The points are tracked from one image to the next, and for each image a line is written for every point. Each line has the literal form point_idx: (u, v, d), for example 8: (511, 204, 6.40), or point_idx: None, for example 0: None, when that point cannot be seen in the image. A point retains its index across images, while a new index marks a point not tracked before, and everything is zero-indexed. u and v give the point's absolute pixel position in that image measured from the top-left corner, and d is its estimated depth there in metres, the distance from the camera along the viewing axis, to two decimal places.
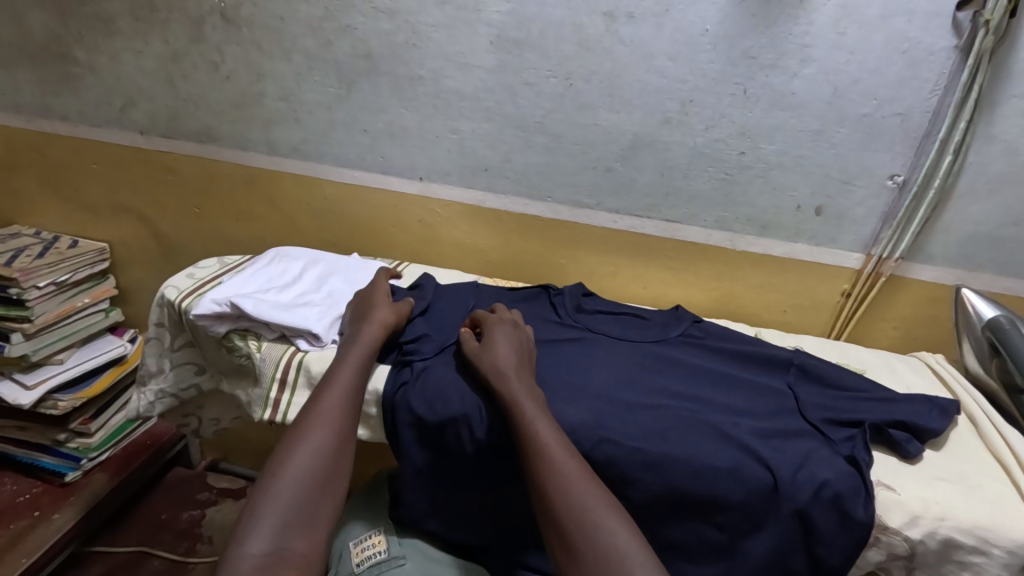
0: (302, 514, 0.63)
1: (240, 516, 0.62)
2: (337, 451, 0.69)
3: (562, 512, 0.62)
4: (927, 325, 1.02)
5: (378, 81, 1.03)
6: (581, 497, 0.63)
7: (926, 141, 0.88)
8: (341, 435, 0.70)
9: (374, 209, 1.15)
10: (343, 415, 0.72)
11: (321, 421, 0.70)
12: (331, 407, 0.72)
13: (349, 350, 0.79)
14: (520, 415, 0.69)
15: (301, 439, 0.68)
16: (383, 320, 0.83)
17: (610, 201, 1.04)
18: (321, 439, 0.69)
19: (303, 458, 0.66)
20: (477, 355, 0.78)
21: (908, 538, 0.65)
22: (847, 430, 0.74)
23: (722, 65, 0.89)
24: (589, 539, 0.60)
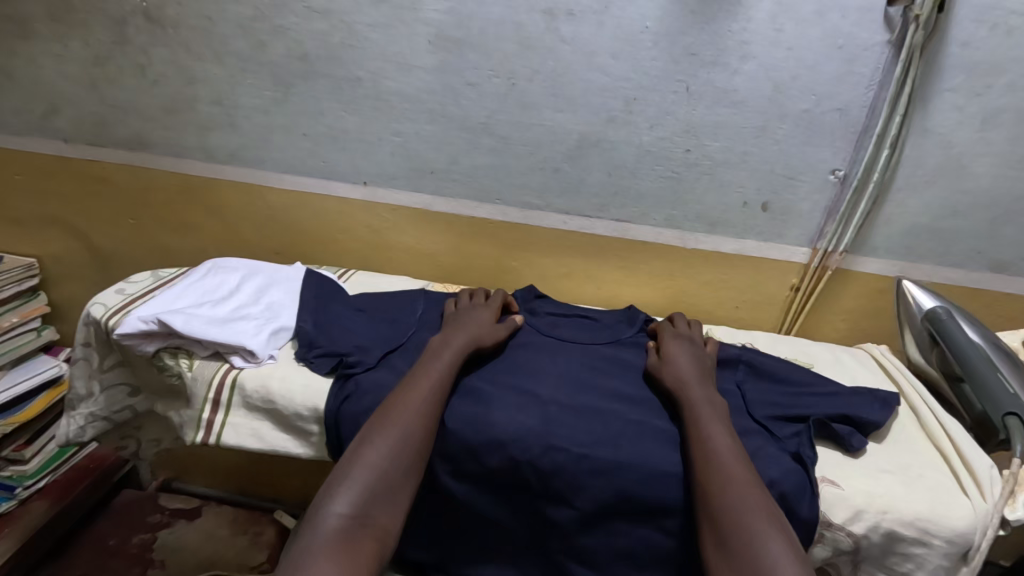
0: (382, 494, 0.63)
1: (325, 482, 0.63)
2: (423, 435, 0.68)
3: (722, 510, 0.61)
4: (875, 316, 1.03)
5: (316, 83, 0.99)
6: (745, 499, 0.61)
7: (864, 136, 0.89)
8: (429, 421, 0.70)
9: (319, 215, 1.11)
10: (435, 396, 0.72)
11: (417, 403, 0.70)
12: (425, 392, 0.71)
13: (444, 348, 0.78)
14: (694, 418, 0.70)
15: (387, 418, 0.69)
16: (475, 328, 0.83)
17: (560, 202, 1.02)
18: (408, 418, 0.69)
19: (391, 434, 0.67)
20: (663, 365, 0.79)
21: (852, 533, 0.66)
22: (794, 426, 0.74)
23: (664, 63, 0.88)
24: (744, 537, 0.58)
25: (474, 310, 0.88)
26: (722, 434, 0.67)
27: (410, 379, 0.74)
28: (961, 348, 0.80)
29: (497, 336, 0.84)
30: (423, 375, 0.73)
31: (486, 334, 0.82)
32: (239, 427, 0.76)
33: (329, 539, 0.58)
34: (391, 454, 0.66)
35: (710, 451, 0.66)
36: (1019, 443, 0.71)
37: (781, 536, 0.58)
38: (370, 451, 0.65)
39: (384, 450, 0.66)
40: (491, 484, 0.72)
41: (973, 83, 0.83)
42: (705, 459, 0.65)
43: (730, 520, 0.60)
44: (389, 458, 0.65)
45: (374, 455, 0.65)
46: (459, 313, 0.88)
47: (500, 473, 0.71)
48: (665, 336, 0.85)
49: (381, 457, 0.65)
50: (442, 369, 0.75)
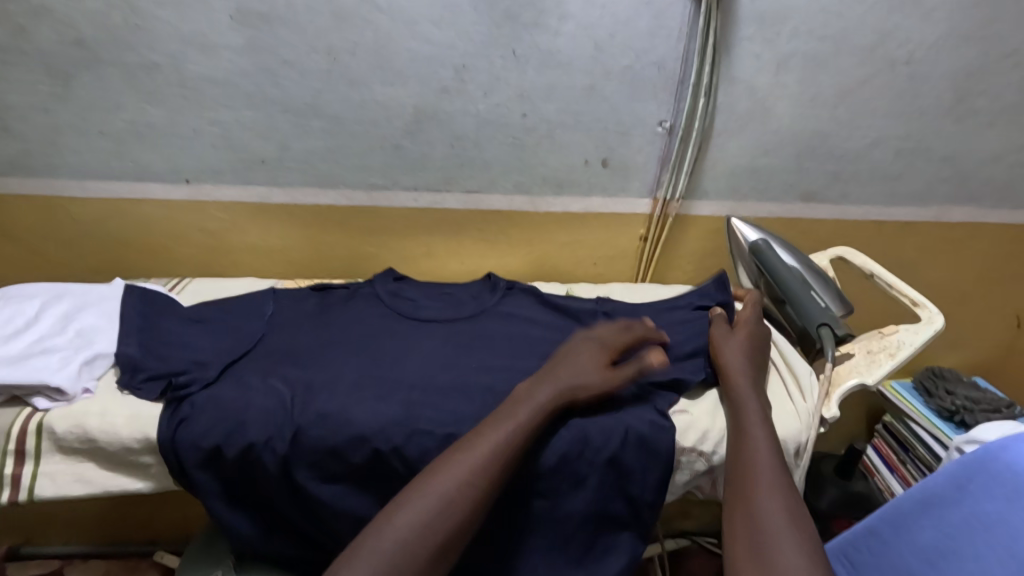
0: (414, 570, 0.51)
1: (352, 542, 0.53)
2: (474, 503, 0.56)
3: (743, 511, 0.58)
4: (714, 254, 1.12)
5: (102, 72, 0.86)
6: (762, 502, 0.58)
7: (682, 87, 0.94)
8: (484, 484, 0.57)
9: (140, 223, 0.99)
10: (494, 457, 0.59)
11: (474, 462, 0.58)
12: (490, 449, 0.60)
13: (534, 397, 0.66)
14: (741, 397, 0.71)
15: (433, 477, 0.57)
16: (577, 376, 0.70)
17: (406, 179, 0.99)
18: (454, 482, 0.57)
19: (423, 504, 0.55)
20: (721, 348, 0.79)
21: (703, 453, 0.72)
22: (652, 386, 0.77)
23: (486, 28, 0.87)
24: (745, 500, 0.59)
25: (570, 351, 0.74)
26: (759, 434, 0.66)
27: (479, 429, 0.62)
28: (779, 274, 0.88)
29: (602, 387, 0.71)
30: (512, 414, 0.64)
31: (590, 385, 0.70)
32: (56, 476, 0.67)
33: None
34: (428, 520, 0.54)
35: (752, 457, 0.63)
36: (829, 349, 0.80)
37: (799, 528, 0.55)
38: (401, 518, 0.54)
39: (409, 518, 0.54)
40: (360, 479, 0.70)
41: (767, 31, 0.91)
42: (747, 467, 0.62)
43: (741, 488, 0.60)
44: (422, 524, 0.54)
45: (417, 522, 0.54)
46: (569, 348, 0.74)
47: (367, 466, 0.68)
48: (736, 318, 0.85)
49: (419, 525, 0.53)
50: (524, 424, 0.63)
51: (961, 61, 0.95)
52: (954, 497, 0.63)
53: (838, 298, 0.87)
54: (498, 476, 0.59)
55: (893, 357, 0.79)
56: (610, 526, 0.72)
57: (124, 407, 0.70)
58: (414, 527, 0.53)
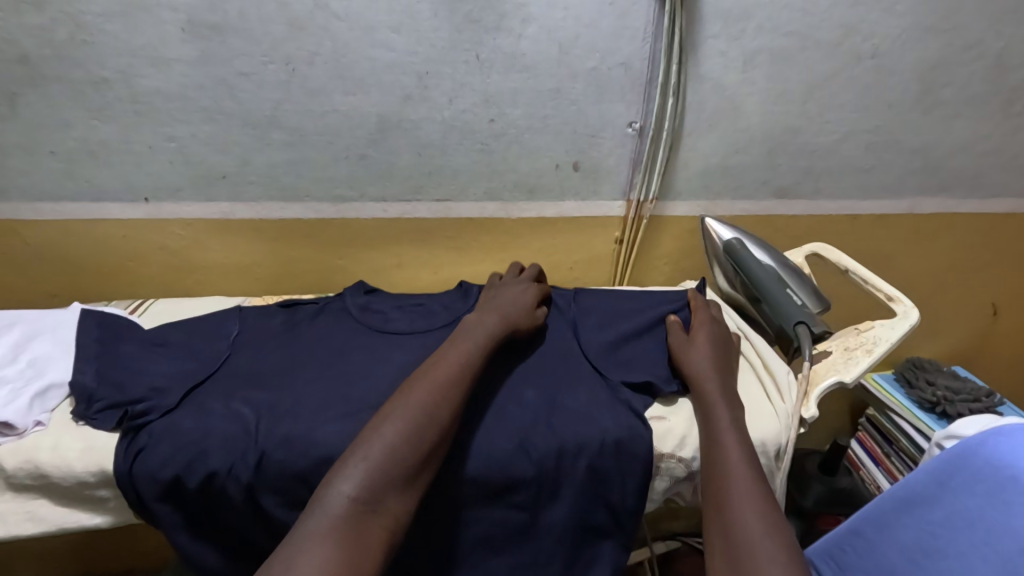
0: (397, 476, 0.56)
1: (329, 471, 0.56)
2: (442, 414, 0.61)
3: (722, 530, 0.56)
4: (691, 254, 1.11)
5: (49, 89, 0.83)
6: (737, 519, 0.56)
7: (650, 88, 0.93)
8: (446, 406, 0.62)
9: (97, 244, 0.96)
10: (449, 385, 0.64)
11: (432, 382, 0.64)
12: (447, 371, 0.66)
13: (478, 325, 0.75)
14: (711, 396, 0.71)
15: (399, 406, 0.61)
16: (512, 310, 0.79)
17: (373, 190, 0.96)
18: (416, 409, 0.60)
19: (396, 424, 0.59)
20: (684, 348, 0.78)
21: (682, 458, 0.71)
22: (628, 392, 0.75)
23: (448, 33, 0.85)
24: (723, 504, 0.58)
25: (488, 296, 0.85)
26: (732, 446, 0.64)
27: (429, 362, 0.68)
28: (754, 271, 0.87)
29: (532, 320, 0.81)
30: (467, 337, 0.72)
31: (521, 317, 0.79)
32: (8, 515, 0.64)
33: (332, 525, 0.51)
34: (402, 433, 0.58)
35: (726, 472, 0.61)
36: (806, 346, 0.79)
37: (773, 525, 0.55)
38: (382, 434, 0.58)
39: (391, 435, 0.58)
40: None
41: (732, 28, 0.90)
42: (723, 477, 0.61)
43: (719, 496, 0.59)
44: (399, 440, 0.58)
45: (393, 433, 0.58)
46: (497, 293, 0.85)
47: None
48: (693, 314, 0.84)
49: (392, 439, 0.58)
50: (472, 347, 0.70)
51: (926, 53, 0.95)
52: (936, 495, 0.62)
53: (813, 294, 0.86)
54: (460, 393, 0.65)
55: (871, 353, 0.78)
56: (591, 538, 0.70)
57: (77, 439, 0.66)
58: (393, 445, 0.57)
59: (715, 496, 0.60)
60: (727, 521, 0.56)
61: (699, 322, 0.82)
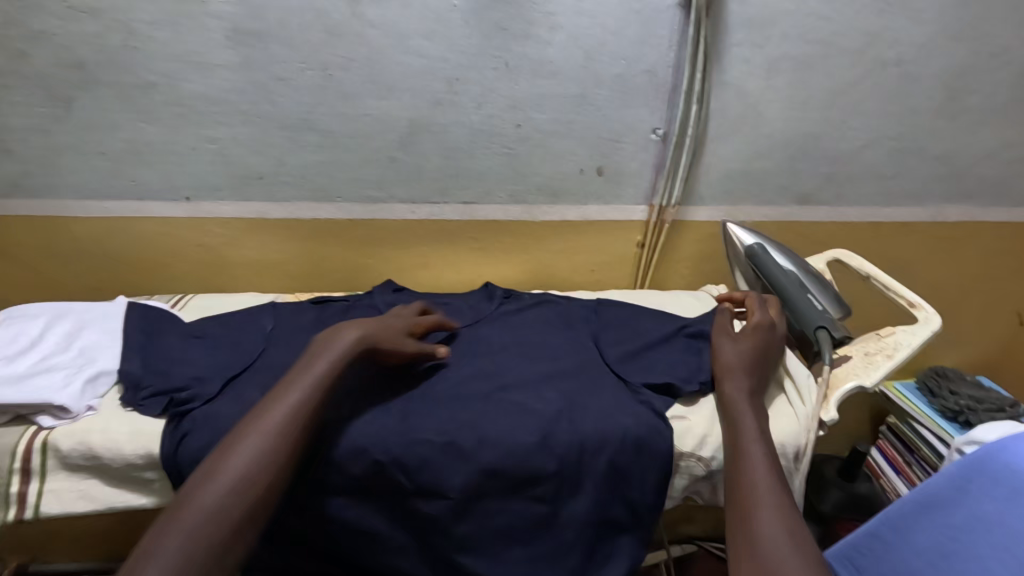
0: (247, 507, 0.55)
1: (171, 502, 0.55)
2: (268, 463, 0.58)
3: (747, 539, 0.57)
4: (712, 258, 1.12)
5: (101, 93, 0.88)
6: (764, 529, 0.56)
7: (674, 94, 0.95)
8: (274, 457, 0.59)
9: (139, 240, 1.00)
10: (279, 433, 0.60)
11: (266, 428, 0.60)
12: (280, 414, 0.62)
13: (328, 352, 0.69)
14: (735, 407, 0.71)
15: (238, 449, 0.58)
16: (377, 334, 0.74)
17: (402, 191, 1.00)
18: (258, 452, 0.58)
19: (234, 470, 0.57)
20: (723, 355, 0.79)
21: (702, 458, 0.73)
22: (650, 393, 0.77)
23: (477, 40, 0.88)
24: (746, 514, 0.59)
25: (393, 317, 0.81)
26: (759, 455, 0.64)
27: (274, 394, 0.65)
28: (775, 277, 0.89)
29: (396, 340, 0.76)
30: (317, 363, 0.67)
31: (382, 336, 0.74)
32: (61, 493, 0.68)
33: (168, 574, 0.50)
34: (253, 463, 0.57)
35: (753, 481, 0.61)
36: (826, 352, 0.80)
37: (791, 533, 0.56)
38: (222, 478, 0.56)
39: (230, 480, 0.56)
40: (362, 491, 0.70)
41: (756, 36, 0.91)
42: (747, 487, 0.61)
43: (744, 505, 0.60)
44: (239, 485, 0.56)
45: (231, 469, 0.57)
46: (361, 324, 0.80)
47: (368, 478, 0.69)
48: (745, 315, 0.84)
49: (247, 466, 0.57)
50: (313, 382, 0.65)
51: (951, 60, 0.96)
52: (955, 497, 0.62)
53: (834, 299, 0.87)
54: (293, 440, 0.61)
55: (891, 359, 0.79)
56: (612, 533, 0.72)
57: (125, 423, 0.70)
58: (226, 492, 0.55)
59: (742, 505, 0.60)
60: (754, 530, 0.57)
61: (754, 326, 0.80)
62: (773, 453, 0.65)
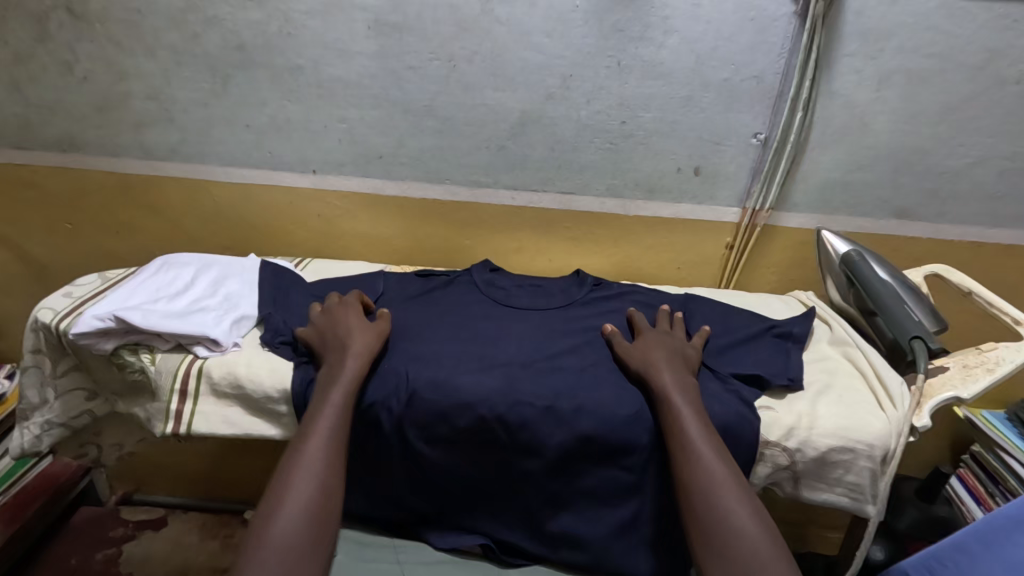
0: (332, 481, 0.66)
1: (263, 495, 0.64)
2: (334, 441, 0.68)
3: (712, 522, 0.63)
4: (801, 266, 1.13)
5: (255, 73, 0.99)
6: (728, 508, 0.63)
7: (780, 101, 0.97)
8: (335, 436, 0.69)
9: (268, 207, 1.11)
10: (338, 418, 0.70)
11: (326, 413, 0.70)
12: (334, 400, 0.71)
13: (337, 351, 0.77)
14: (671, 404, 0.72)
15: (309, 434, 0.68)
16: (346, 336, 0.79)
17: (506, 178, 1.06)
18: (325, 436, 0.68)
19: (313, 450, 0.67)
20: (634, 351, 0.80)
21: (787, 448, 0.74)
22: (739, 384, 0.80)
23: (594, 39, 0.94)
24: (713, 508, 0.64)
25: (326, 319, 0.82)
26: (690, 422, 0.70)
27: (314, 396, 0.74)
28: (871, 285, 0.89)
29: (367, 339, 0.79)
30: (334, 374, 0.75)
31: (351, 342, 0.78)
32: (209, 415, 0.78)
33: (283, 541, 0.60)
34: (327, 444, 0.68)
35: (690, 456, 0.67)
36: (922, 361, 0.80)
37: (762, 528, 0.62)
38: (302, 460, 0.66)
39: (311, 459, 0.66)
40: (462, 443, 0.77)
41: (869, 48, 0.93)
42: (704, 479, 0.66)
43: (704, 495, 0.65)
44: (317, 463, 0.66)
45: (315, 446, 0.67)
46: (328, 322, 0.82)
47: (471, 430, 0.75)
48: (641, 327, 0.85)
49: (323, 447, 0.67)
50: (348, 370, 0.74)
51: None
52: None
53: (931, 313, 0.87)
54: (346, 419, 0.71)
55: (992, 373, 0.79)
56: None
57: (261, 361, 0.80)
58: (311, 469, 0.65)
59: (688, 484, 0.66)
60: (717, 510, 0.63)
61: (647, 343, 0.81)
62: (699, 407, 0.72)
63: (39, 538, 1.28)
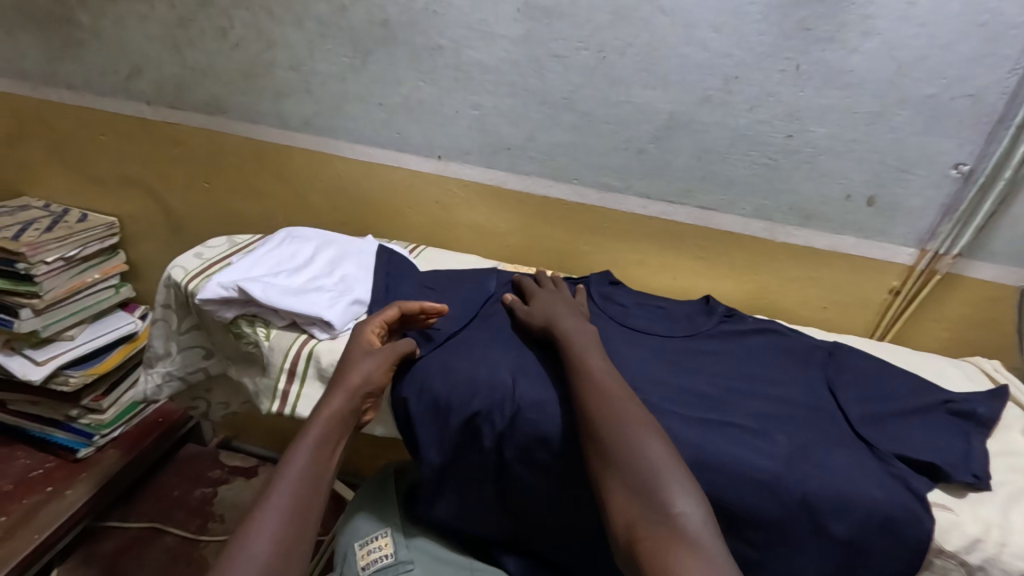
0: (294, 543, 0.57)
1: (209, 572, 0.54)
2: (304, 497, 0.61)
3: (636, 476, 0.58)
4: (983, 327, 0.94)
5: (395, 51, 0.96)
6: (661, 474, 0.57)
7: (998, 127, 0.79)
8: (306, 494, 0.61)
9: (388, 188, 1.10)
10: (307, 474, 0.63)
11: (293, 470, 0.62)
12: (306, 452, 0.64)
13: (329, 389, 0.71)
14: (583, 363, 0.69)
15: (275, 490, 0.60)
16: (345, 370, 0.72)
17: (641, 185, 0.97)
18: (287, 493, 0.60)
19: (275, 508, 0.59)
20: (537, 312, 0.79)
21: (965, 563, 0.61)
22: (907, 469, 0.66)
23: (773, 38, 0.81)
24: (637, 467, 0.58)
25: (349, 347, 0.76)
26: (602, 372, 0.68)
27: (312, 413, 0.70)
28: None
29: (376, 369, 0.72)
30: (347, 379, 0.71)
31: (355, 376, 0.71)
32: (313, 399, 0.76)
33: None
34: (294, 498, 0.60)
35: (605, 397, 0.64)
36: None
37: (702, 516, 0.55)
38: (263, 522, 0.57)
39: (270, 522, 0.58)
40: (567, 475, 0.70)
41: None
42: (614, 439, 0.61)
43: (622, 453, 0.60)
44: (281, 522, 0.58)
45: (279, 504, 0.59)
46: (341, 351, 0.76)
47: (575, 460, 0.69)
48: (530, 291, 0.85)
49: (286, 507, 0.59)
50: (330, 412, 0.68)
51: None
52: None
53: None
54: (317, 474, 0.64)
55: None
56: None
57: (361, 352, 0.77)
58: (273, 529, 0.57)
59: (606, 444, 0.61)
60: (630, 449, 0.59)
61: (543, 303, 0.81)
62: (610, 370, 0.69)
63: (155, 466, 1.39)
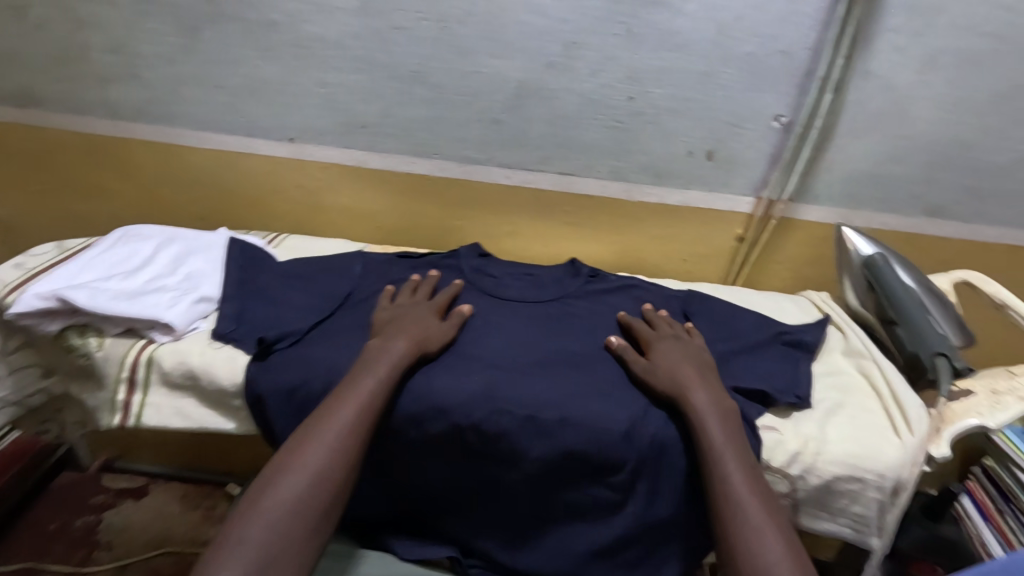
0: (303, 527, 0.56)
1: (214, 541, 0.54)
2: (328, 480, 0.59)
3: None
4: (817, 264, 1.04)
5: (226, 28, 0.90)
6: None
7: (807, 80, 0.87)
8: (329, 473, 0.59)
9: (244, 176, 1.03)
10: (332, 455, 0.60)
11: (320, 445, 0.60)
12: (335, 429, 0.62)
13: (379, 354, 0.69)
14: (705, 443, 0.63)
15: (292, 465, 0.59)
16: (403, 334, 0.72)
17: (500, 155, 0.97)
18: (303, 474, 0.58)
19: (292, 484, 0.57)
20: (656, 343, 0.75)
21: (788, 475, 0.68)
22: (743, 400, 0.73)
23: (604, 2, 0.83)
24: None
25: (403, 313, 0.76)
26: (721, 437, 0.63)
27: (350, 385, 0.66)
28: (895, 292, 0.80)
29: (442, 336, 0.74)
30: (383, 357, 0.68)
31: (429, 336, 0.73)
32: (161, 408, 0.72)
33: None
34: (308, 481, 0.58)
35: (730, 488, 0.60)
36: (943, 383, 0.73)
37: None
38: (275, 497, 0.57)
39: (280, 500, 0.56)
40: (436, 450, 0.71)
41: (915, 22, 0.81)
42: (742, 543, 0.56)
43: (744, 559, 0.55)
44: (291, 502, 0.56)
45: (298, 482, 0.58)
46: (394, 312, 0.77)
47: (444, 436, 0.69)
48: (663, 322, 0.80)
49: (294, 492, 0.57)
50: (366, 390, 0.65)
51: None
52: None
53: (956, 326, 0.80)
54: (346, 455, 0.61)
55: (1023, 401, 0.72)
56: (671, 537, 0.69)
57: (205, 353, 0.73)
58: (283, 509, 0.56)
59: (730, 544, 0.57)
60: (749, 534, 0.56)
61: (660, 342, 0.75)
62: (736, 447, 0.63)
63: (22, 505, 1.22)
